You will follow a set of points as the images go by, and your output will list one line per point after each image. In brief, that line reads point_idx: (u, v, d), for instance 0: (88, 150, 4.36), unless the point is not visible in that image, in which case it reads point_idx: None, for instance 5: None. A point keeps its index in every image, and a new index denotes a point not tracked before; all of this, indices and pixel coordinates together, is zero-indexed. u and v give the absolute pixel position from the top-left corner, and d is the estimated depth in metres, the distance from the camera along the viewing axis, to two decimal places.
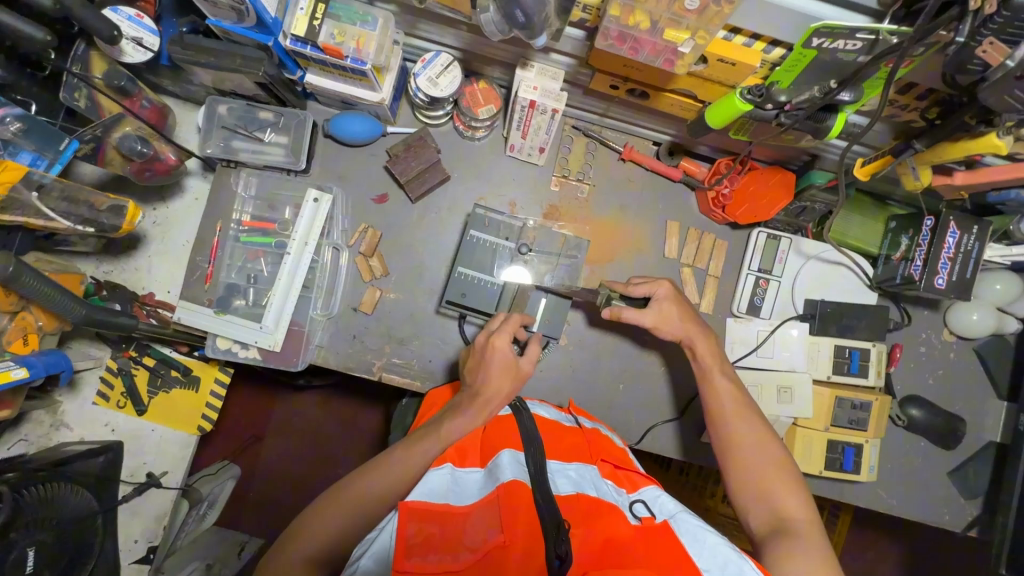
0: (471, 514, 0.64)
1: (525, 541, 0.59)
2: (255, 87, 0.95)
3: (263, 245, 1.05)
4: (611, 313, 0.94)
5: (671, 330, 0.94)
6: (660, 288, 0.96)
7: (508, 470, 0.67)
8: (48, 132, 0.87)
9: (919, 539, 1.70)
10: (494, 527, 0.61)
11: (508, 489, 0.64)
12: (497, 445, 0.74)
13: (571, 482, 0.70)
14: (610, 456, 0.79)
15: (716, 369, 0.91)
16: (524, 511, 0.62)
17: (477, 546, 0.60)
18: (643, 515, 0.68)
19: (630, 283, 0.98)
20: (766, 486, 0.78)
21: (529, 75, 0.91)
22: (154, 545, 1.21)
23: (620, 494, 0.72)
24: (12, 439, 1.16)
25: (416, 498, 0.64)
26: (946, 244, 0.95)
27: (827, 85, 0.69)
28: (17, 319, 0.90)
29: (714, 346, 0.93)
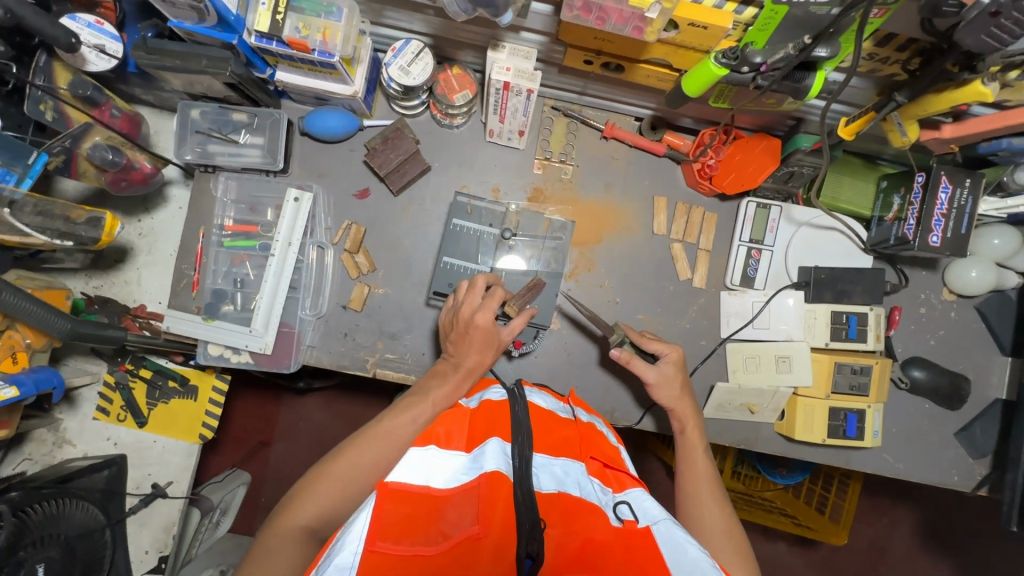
0: (450, 500, 0.65)
1: (499, 534, 0.61)
2: (225, 88, 0.93)
3: (246, 248, 1.04)
4: (621, 357, 0.94)
5: (664, 394, 0.94)
6: (672, 351, 0.95)
7: (492, 460, 0.67)
8: (14, 146, 0.84)
9: (933, 502, 1.69)
10: (470, 518, 0.63)
11: (489, 479, 0.65)
12: (486, 430, 0.74)
13: (556, 480, 0.70)
14: (599, 454, 0.80)
15: (699, 448, 0.91)
16: (502, 502, 0.63)
17: (452, 534, 0.61)
18: (626, 518, 0.69)
19: (646, 334, 0.97)
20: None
21: (501, 56, 0.89)
22: (165, 554, 1.21)
23: (605, 495, 0.73)
24: (18, 458, 1.19)
25: (396, 479, 0.65)
26: (938, 201, 0.92)
27: (801, 41, 0.65)
28: (4, 337, 0.89)
29: (700, 426, 0.94)
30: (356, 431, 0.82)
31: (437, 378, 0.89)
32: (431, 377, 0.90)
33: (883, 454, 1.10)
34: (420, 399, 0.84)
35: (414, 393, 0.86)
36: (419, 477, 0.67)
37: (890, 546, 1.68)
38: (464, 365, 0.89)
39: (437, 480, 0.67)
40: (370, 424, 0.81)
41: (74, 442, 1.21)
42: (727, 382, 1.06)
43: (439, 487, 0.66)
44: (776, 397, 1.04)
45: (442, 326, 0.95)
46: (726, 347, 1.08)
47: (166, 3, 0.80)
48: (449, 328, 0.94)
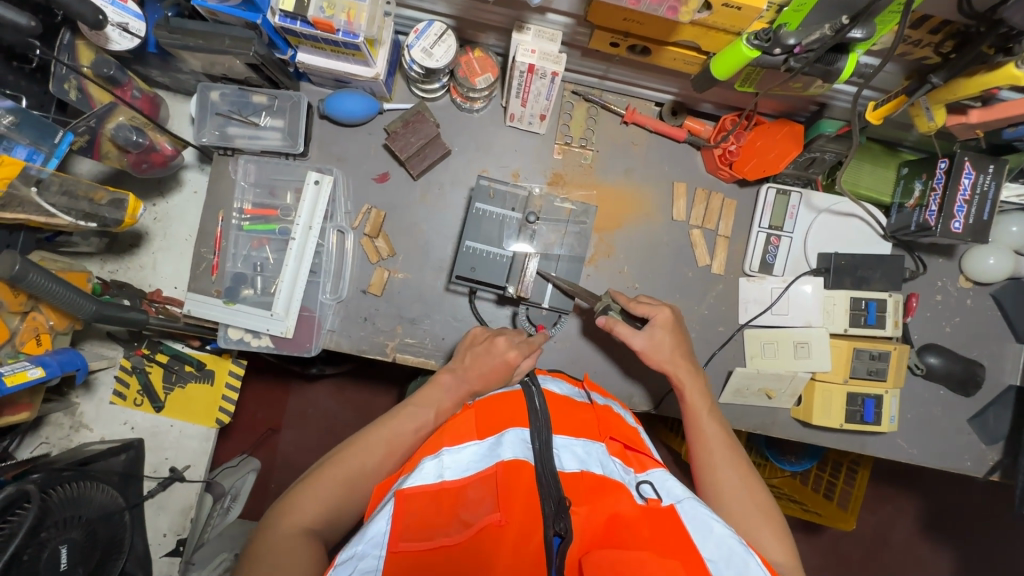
0: (467, 488, 0.66)
1: (521, 520, 0.62)
2: (246, 69, 0.93)
3: (266, 232, 1.04)
4: (605, 324, 0.94)
5: (661, 360, 0.92)
6: (660, 313, 0.93)
7: (508, 449, 0.69)
8: (39, 124, 0.84)
9: (937, 489, 1.71)
10: (490, 504, 0.64)
11: (507, 468, 0.66)
12: (499, 421, 0.74)
13: (578, 460, 0.71)
14: (619, 434, 0.80)
15: (704, 412, 0.89)
16: (522, 488, 0.64)
17: (473, 522, 0.62)
18: (649, 496, 0.69)
19: (634, 299, 0.96)
20: (752, 535, 0.75)
21: (526, 38, 0.89)
22: (182, 538, 1.24)
23: (627, 474, 0.73)
24: (35, 442, 1.18)
25: (411, 483, 0.66)
26: (961, 187, 0.93)
27: (838, 22, 0.66)
28: (29, 319, 0.90)
29: (702, 387, 0.91)
30: (352, 436, 0.82)
31: (434, 386, 0.90)
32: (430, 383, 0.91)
33: (897, 439, 1.11)
34: (422, 410, 0.86)
35: (415, 402, 0.87)
36: (433, 474, 0.67)
37: (894, 531, 1.70)
38: (466, 384, 0.90)
39: (453, 472, 0.68)
40: (369, 429, 0.82)
41: (91, 426, 1.21)
42: (744, 367, 1.07)
43: (456, 477, 0.67)
44: (793, 382, 1.05)
45: (472, 338, 0.97)
46: (744, 333, 1.08)
47: None
48: (477, 340, 0.96)
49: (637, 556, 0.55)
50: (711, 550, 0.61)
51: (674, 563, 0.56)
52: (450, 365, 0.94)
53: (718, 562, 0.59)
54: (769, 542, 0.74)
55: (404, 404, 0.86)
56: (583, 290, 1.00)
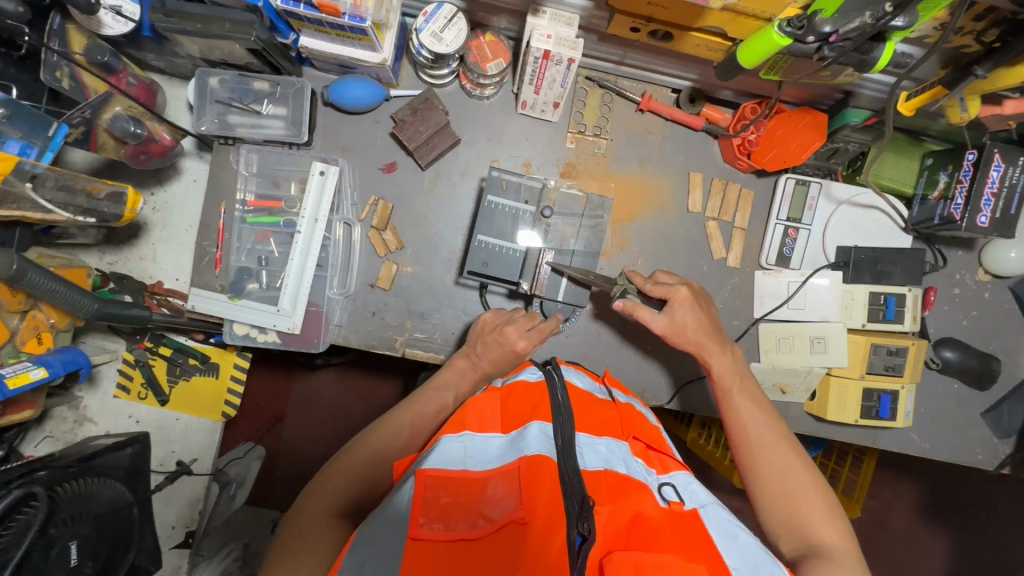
0: (489, 481, 0.63)
1: (544, 520, 0.59)
2: (247, 54, 0.88)
3: (270, 225, 1.01)
4: (624, 307, 0.91)
5: (686, 339, 0.90)
6: (677, 292, 0.90)
7: (533, 444, 0.65)
8: (31, 117, 0.80)
9: (937, 475, 1.72)
10: (512, 499, 0.61)
11: (530, 463, 0.63)
12: (523, 414, 0.71)
13: (600, 458, 0.68)
14: (642, 434, 0.78)
15: (736, 389, 0.87)
16: (546, 485, 0.61)
17: (495, 517, 0.60)
18: (672, 499, 0.67)
19: (652, 280, 0.93)
20: (800, 516, 0.74)
21: (541, 23, 0.85)
22: (191, 530, 1.25)
23: (650, 474, 0.71)
24: (38, 437, 1.16)
25: (432, 463, 0.64)
26: (990, 179, 0.90)
27: (880, 10, 0.61)
28: (29, 319, 0.87)
29: (731, 362, 0.89)
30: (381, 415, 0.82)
31: (450, 371, 0.91)
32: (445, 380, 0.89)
33: (910, 433, 1.10)
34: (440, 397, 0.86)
35: (432, 397, 0.86)
36: (455, 461, 0.65)
37: (894, 516, 1.71)
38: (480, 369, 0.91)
39: (475, 462, 0.65)
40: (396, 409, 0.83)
41: (96, 420, 1.20)
42: (760, 363, 1.05)
43: (477, 467, 0.65)
44: (809, 377, 1.03)
45: (482, 326, 0.94)
46: (759, 327, 1.06)
47: None
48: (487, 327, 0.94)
49: (662, 559, 0.54)
50: (736, 557, 0.60)
51: (700, 567, 0.55)
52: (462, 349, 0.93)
53: (742, 569, 0.58)
54: (816, 517, 0.73)
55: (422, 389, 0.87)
56: (598, 278, 0.96)
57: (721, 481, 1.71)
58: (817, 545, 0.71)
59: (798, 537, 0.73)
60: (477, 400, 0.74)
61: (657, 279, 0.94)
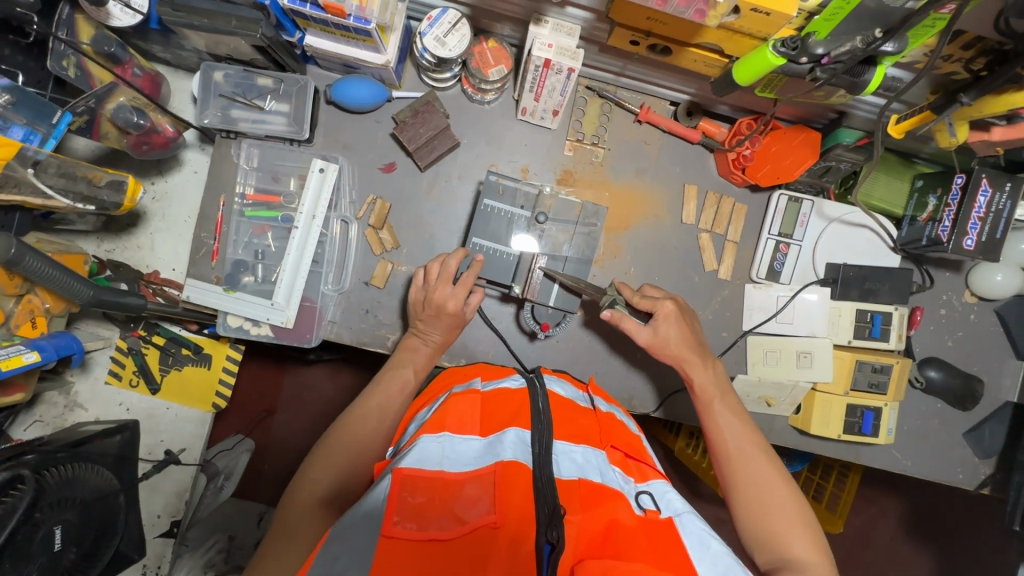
0: (464, 484, 0.63)
1: (516, 524, 0.59)
2: (252, 50, 0.90)
3: (268, 219, 1.02)
4: (611, 318, 0.93)
5: (667, 353, 0.92)
6: (663, 306, 0.91)
7: (509, 449, 0.67)
8: (37, 104, 0.82)
9: (921, 493, 1.73)
10: (487, 503, 0.61)
11: (506, 467, 0.65)
12: (502, 419, 0.74)
13: (575, 468, 0.69)
14: (620, 442, 0.79)
15: (717, 402, 0.88)
16: (519, 491, 0.62)
17: (468, 519, 0.59)
18: (648, 507, 0.68)
19: (640, 292, 0.95)
20: (777, 530, 0.75)
21: (543, 32, 0.86)
22: (177, 519, 1.26)
23: (627, 483, 0.72)
24: (27, 420, 1.17)
25: (409, 462, 0.64)
26: (976, 204, 0.92)
27: (871, 35, 0.64)
28: (23, 302, 0.88)
29: (712, 375, 0.91)
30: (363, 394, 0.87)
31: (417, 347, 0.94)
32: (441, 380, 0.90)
33: (893, 451, 1.12)
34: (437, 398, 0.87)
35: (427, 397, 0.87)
36: (433, 461, 0.66)
37: (877, 533, 1.72)
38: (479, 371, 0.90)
39: (451, 464, 0.66)
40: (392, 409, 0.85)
41: (86, 406, 1.20)
42: (747, 375, 1.06)
43: (453, 470, 0.65)
44: (794, 392, 1.05)
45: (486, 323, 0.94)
46: (747, 340, 1.08)
47: None
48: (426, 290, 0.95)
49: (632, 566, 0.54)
50: (708, 565, 0.60)
51: None
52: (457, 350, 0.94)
53: None
54: (791, 531, 0.74)
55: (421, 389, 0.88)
56: (589, 285, 0.97)
57: (707, 492, 1.72)
58: (791, 558, 0.72)
59: (774, 550, 0.74)
60: (459, 402, 0.76)
61: (645, 292, 0.97)
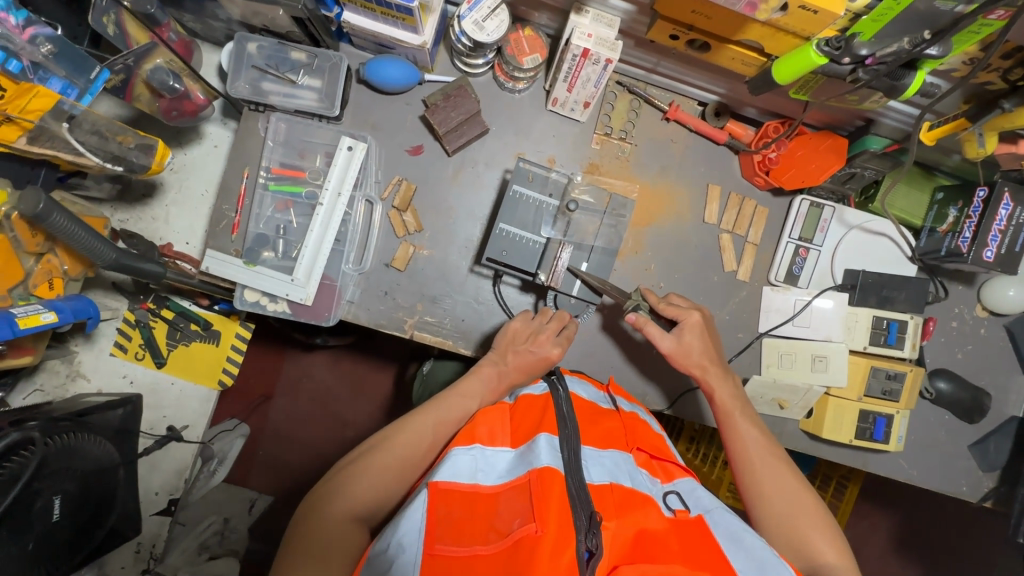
0: (501, 496, 0.65)
1: (556, 531, 0.59)
2: (290, 22, 0.90)
3: (291, 194, 1.01)
4: (635, 322, 0.93)
5: (690, 362, 0.92)
6: (689, 317, 0.92)
7: (543, 455, 0.67)
8: (76, 57, 0.82)
9: (916, 509, 1.74)
10: (526, 515, 0.62)
11: (541, 475, 0.65)
12: (530, 427, 0.74)
13: (605, 471, 0.70)
14: (646, 444, 0.80)
15: (737, 412, 0.89)
16: (556, 499, 0.62)
17: (510, 533, 0.61)
18: (677, 507, 0.71)
19: (664, 301, 0.96)
20: (805, 537, 0.75)
21: (583, 22, 0.87)
22: (174, 498, 1.26)
23: (654, 484, 0.74)
24: (28, 388, 1.14)
25: (445, 475, 0.67)
26: (998, 216, 0.94)
27: (919, 37, 0.65)
28: (43, 262, 0.86)
29: (731, 386, 0.91)
30: (398, 419, 0.82)
31: (477, 378, 0.89)
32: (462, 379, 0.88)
33: (899, 460, 1.12)
34: (463, 402, 0.85)
35: (448, 397, 0.85)
36: (467, 474, 0.67)
37: (870, 546, 1.73)
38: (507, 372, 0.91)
39: (486, 477, 0.68)
40: (415, 417, 0.82)
41: (89, 376, 1.18)
42: (761, 376, 1.07)
43: (488, 483, 0.67)
44: (807, 395, 1.05)
45: (512, 332, 0.94)
46: (763, 342, 1.08)
47: None
48: (519, 337, 0.94)
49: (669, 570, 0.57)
50: (743, 562, 0.62)
51: None
52: (491, 357, 0.93)
53: (748, 572, 0.61)
54: (819, 539, 0.75)
55: (447, 394, 0.86)
56: (613, 288, 0.97)
57: None
58: (821, 565, 0.73)
59: (803, 558, 0.74)
60: (488, 413, 0.78)
61: (671, 299, 0.97)
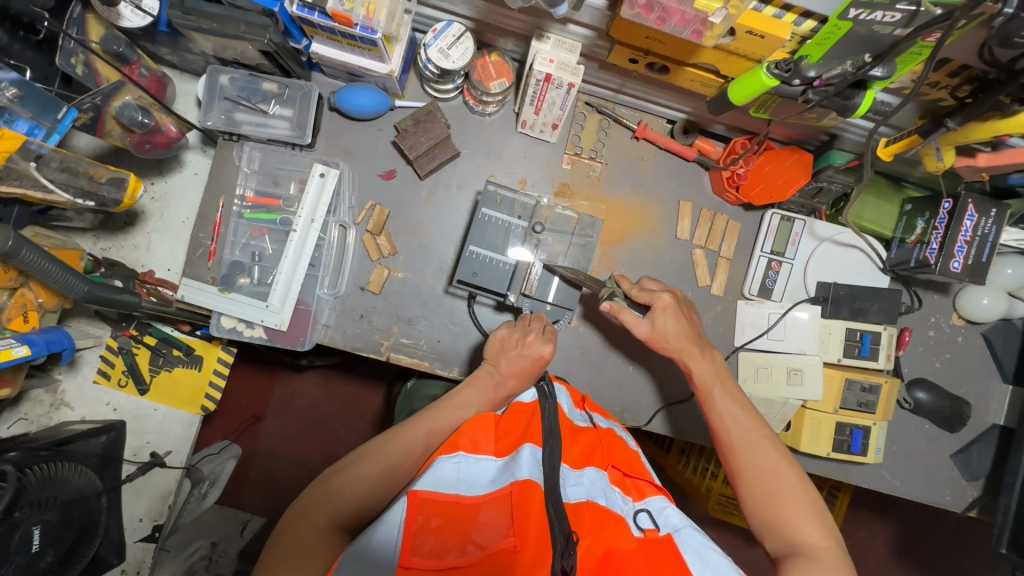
0: (481, 507, 0.64)
1: (534, 548, 0.61)
2: (258, 55, 0.91)
3: (266, 221, 1.02)
4: (611, 309, 0.94)
5: (667, 345, 0.92)
6: (662, 298, 0.92)
7: (524, 467, 0.68)
8: (43, 99, 0.84)
9: (911, 517, 1.72)
10: (503, 527, 0.63)
11: (521, 488, 0.66)
12: (515, 438, 0.76)
13: (582, 489, 0.70)
14: (620, 462, 0.79)
15: (718, 390, 0.88)
16: (535, 514, 0.63)
17: (486, 544, 0.61)
18: (647, 526, 0.69)
19: (640, 285, 0.96)
20: (783, 517, 0.75)
21: (545, 47, 0.89)
22: (159, 523, 1.20)
23: (626, 503, 0.73)
24: (12, 418, 1.15)
25: (427, 485, 0.65)
26: (963, 227, 0.94)
27: (861, 60, 0.67)
28: (16, 296, 0.88)
29: (712, 365, 0.91)
30: (390, 428, 0.81)
31: (473, 389, 0.89)
32: (455, 390, 0.88)
33: (881, 470, 1.12)
34: (456, 411, 0.84)
35: (440, 407, 0.84)
36: (448, 484, 0.66)
37: (867, 556, 1.70)
38: (505, 387, 0.89)
39: (467, 487, 0.67)
40: (407, 425, 0.81)
41: (72, 405, 1.18)
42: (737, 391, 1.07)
43: (470, 493, 0.66)
44: (784, 408, 1.05)
45: (494, 348, 0.93)
46: (738, 356, 1.08)
47: None
48: (508, 346, 0.93)
49: None
50: None
51: None
52: (486, 367, 0.92)
53: None
54: (798, 518, 0.74)
55: (442, 403, 0.85)
56: (589, 278, 0.99)
57: (698, 511, 1.70)
58: (799, 544, 0.72)
59: (781, 537, 0.74)
60: (472, 422, 0.75)
61: (644, 285, 0.98)
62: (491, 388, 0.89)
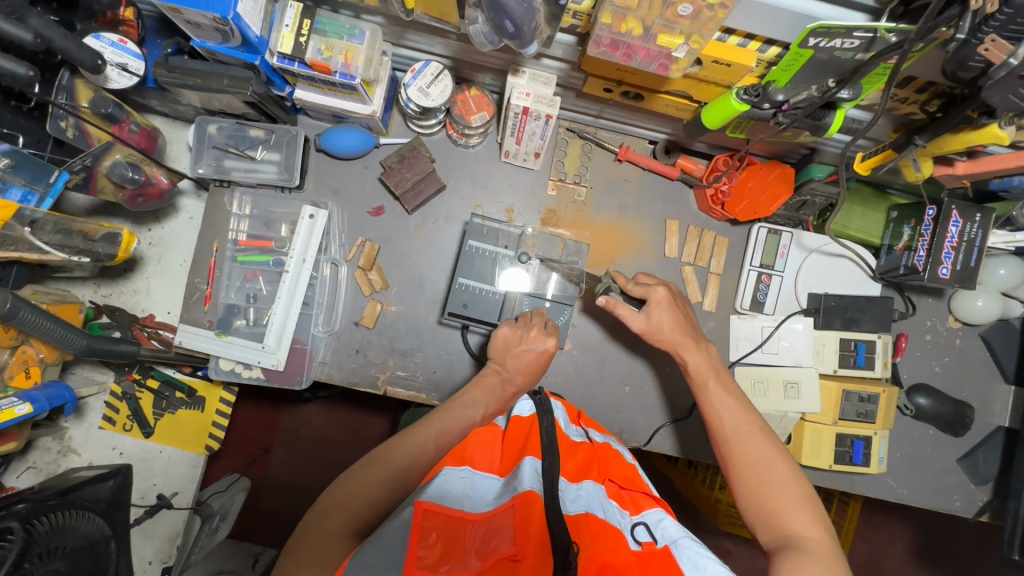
0: (483, 523, 0.64)
1: (536, 559, 0.59)
2: (244, 105, 0.94)
3: (259, 263, 1.04)
4: (606, 304, 0.95)
5: (663, 339, 0.93)
6: (657, 293, 0.94)
7: (525, 480, 0.66)
8: (36, 166, 0.88)
9: (928, 520, 1.69)
10: (506, 537, 0.62)
11: (524, 500, 0.64)
12: (516, 453, 0.74)
13: (581, 503, 0.69)
14: (617, 475, 0.79)
15: (713, 381, 0.88)
16: (537, 525, 0.61)
17: (487, 554, 0.60)
18: (644, 539, 0.68)
19: (633, 280, 0.98)
20: (776, 507, 0.73)
21: (520, 82, 0.89)
22: (168, 565, 1.23)
23: (622, 516, 0.72)
24: (21, 467, 1.17)
25: (432, 497, 0.64)
26: (949, 234, 0.94)
27: (825, 85, 0.68)
28: (18, 353, 0.91)
29: (706, 357, 0.91)
30: (399, 432, 0.78)
31: (481, 387, 0.89)
32: (457, 393, 0.87)
33: (887, 479, 1.11)
34: (464, 413, 0.83)
35: (448, 410, 0.83)
36: (455, 499, 0.66)
37: (886, 561, 1.67)
38: (514, 381, 0.91)
39: (472, 503, 0.67)
40: (416, 427, 0.78)
41: (79, 451, 1.20)
42: None
43: (474, 509, 0.66)
44: (783, 422, 1.05)
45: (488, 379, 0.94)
46: (734, 370, 1.08)
47: (191, 25, 0.78)
48: (511, 343, 0.94)
49: None
50: None
51: None
52: (494, 365, 0.93)
53: None
54: (791, 509, 0.72)
55: (450, 405, 0.84)
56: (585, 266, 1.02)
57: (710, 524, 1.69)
58: (791, 535, 0.70)
59: (774, 528, 0.72)
60: (480, 436, 0.77)
61: (639, 279, 0.99)
62: (497, 389, 0.89)
